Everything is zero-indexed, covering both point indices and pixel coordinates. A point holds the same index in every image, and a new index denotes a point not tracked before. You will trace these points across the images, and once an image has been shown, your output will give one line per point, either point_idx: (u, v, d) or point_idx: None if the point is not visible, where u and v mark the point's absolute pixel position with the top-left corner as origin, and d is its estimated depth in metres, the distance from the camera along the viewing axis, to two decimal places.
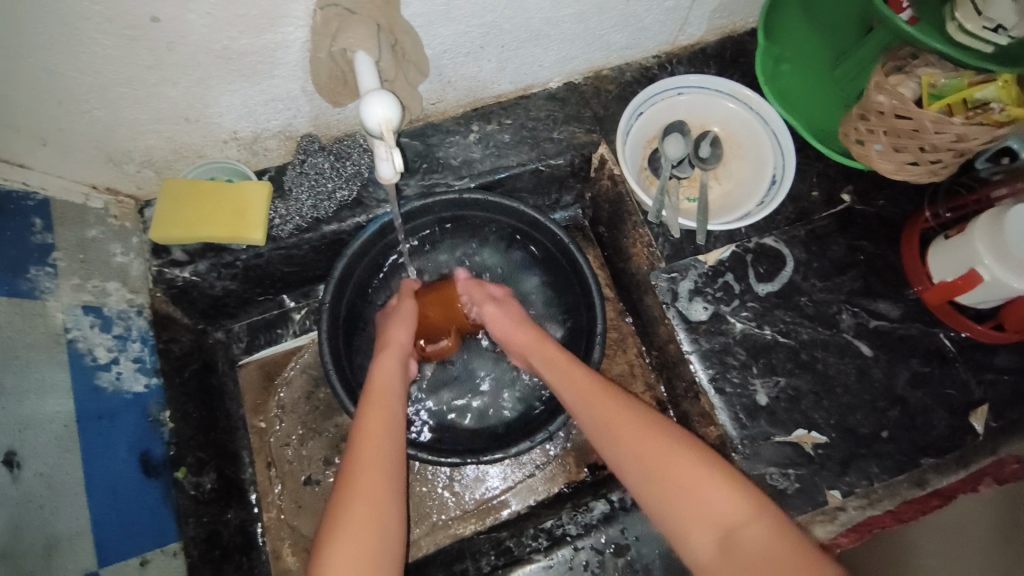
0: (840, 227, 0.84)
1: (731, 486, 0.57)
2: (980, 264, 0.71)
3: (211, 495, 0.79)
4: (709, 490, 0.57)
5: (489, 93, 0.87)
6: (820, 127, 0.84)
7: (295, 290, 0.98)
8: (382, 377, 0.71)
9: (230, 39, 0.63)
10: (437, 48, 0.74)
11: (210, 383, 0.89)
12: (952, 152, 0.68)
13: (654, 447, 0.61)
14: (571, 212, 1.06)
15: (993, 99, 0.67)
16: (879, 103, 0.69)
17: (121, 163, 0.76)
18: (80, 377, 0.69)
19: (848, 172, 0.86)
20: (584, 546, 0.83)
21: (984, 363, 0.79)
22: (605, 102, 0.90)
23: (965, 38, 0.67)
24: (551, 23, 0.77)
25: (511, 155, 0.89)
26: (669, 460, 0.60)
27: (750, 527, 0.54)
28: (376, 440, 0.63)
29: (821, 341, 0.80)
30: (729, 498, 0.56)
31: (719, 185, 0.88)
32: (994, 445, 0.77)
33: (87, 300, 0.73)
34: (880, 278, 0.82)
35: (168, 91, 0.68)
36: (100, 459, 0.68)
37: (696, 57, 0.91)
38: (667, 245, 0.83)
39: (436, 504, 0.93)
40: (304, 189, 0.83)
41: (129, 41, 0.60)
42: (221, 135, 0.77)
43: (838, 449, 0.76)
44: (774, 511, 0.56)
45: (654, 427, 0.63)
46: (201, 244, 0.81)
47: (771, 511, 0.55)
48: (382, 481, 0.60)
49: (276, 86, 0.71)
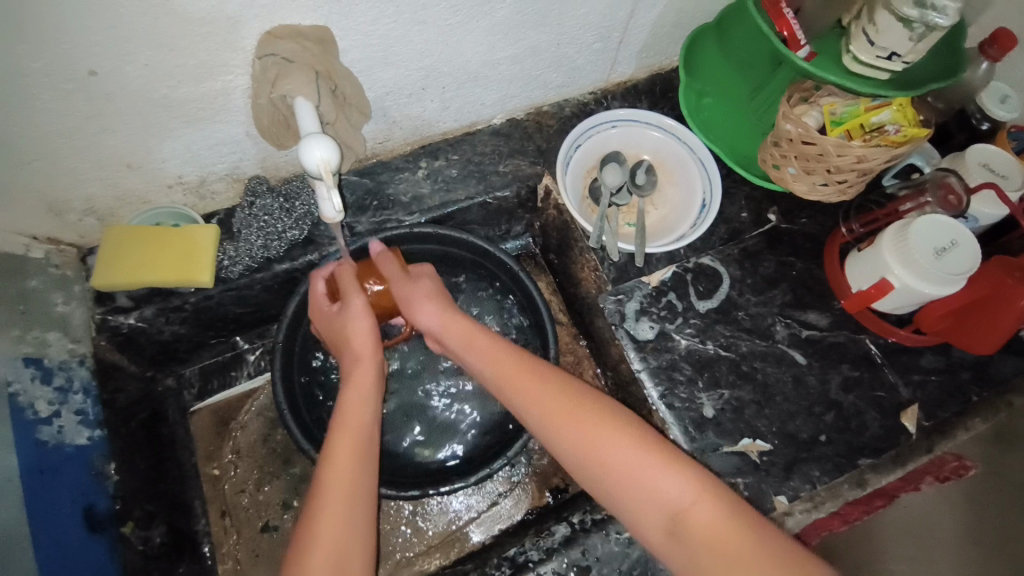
0: (769, 244, 0.90)
1: (685, 475, 0.58)
2: (890, 273, 0.77)
3: (161, 550, 0.77)
4: (665, 482, 0.58)
5: (435, 130, 0.91)
6: (742, 154, 0.91)
7: (249, 331, 0.98)
8: (353, 404, 0.67)
9: (170, 88, 0.65)
10: (378, 91, 0.77)
11: (159, 431, 0.86)
12: (855, 172, 0.75)
13: (621, 452, 0.60)
14: (522, 242, 1.10)
15: (888, 122, 0.74)
16: (787, 131, 0.75)
17: (62, 213, 0.75)
18: (23, 433, 0.68)
19: (772, 194, 0.92)
20: (547, 571, 0.76)
21: (910, 365, 0.85)
22: (547, 136, 0.95)
23: (862, 68, 0.74)
24: (488, 66, 0.81)
25: (458, 189, 0.92)
26: (640, 463, 0.59)
27: (698, 514, 0.56)
28: (345, 484, 0.61)
29: (759, 352, 0.84)
30: (681, 487, 0.58)
31: (655, 211, 0.93)
32: (929, 442, 0.82)
33: (27, 352, 0.71)
34: (809, 290, 0.88)
35: (110, 140, 0.69)
36: (44, 515, 0.66)
37: (629, 92, 0.98)
38: (611, 269, 0.87)
39: (400, 541, 0.92)
40: (253, 232, 0.83)
41: (68, 95, 0.61)
42: (166, 180, 0.78)
43: (781, 456, 0.79)
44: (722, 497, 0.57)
45: (614, 420, 0.62)
46: (147, 290, 0.80)
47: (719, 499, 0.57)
48: (347, 499, 0.60)
49: (220, 131, 0.73)
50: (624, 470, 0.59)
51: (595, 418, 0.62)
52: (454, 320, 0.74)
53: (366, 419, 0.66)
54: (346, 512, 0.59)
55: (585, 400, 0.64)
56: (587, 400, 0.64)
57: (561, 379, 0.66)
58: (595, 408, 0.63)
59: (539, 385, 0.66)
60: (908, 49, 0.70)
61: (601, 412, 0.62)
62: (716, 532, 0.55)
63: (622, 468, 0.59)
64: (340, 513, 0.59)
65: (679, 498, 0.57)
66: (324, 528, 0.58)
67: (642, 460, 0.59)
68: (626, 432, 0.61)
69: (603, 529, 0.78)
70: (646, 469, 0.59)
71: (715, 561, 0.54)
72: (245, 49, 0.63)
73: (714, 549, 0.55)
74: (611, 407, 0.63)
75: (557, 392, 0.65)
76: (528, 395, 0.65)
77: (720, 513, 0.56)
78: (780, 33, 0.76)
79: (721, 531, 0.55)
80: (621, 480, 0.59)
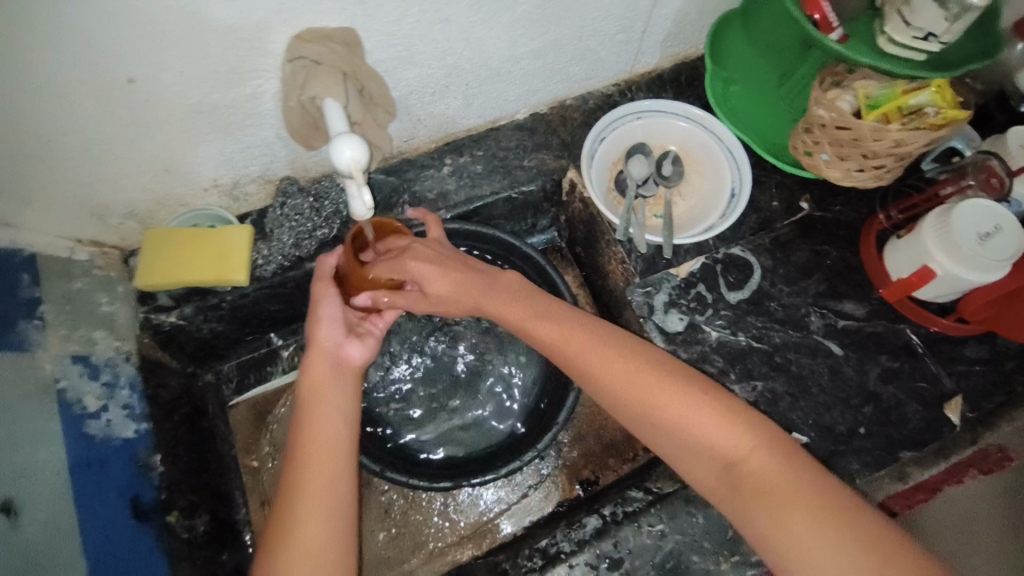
0: (802, 233, 0.87)
1: (740, 429, 0.59)
2: (933, 261, 0.74)
3: (206, 538, 0.79)
4: (717, 436, 0.59)
5: (458, 127, 0.91)
6: (772, 141, 0.89)
7: (283, 328, 1.00)
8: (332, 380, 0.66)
9: (203, 94, 0.67)
10: (403, 90, 0.78)
11: (200, 426, 0.89)
12: (893, 156, 0.72)
13: (662, 406, 0.61)
14: (548, 235, 1.09)
15: (927, 104, 0.72)
16: (819, 116, 0.74)
17: (104, 217, 0.78)
18: (71, 427, 0.71)
19: (804, 181, 0.90)
20: (579, 563, 0.74)
21: (954, 355, 0.82)
22: (572, 129, 0.95)
23: (895, 49, 0.72)
24: (509, 61, 0.81)
25: (484, 184, 0.92)
26: (685, 415, 0.60)
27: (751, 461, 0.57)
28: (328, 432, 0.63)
29: (793, 343, 0.82)
30: (737, 437, 0.59)
31: (683, 201, 0.91)
32: (973, 435, 0.79)
33: (75, 350, 0.74)
34: (844, 279, 0.85)
35: (147, 146, 0.71)
36: (91, 505, 0.69)
37: (654, 82, 0.97)
38: (639, 261, 0.86)
39: (432, 532, 0.93)
40: (285, 231, 0.86)
41: (107, 102, 0.63)
42: (201, 183, 0.80)
43: (818, 448, 0.78)
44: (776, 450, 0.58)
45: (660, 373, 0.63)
46: (186, 289, 0.83)
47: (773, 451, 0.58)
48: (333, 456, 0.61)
49: (252, 135, 0.75)
50: (672, 424, 0.60)
51: (638, 370, 0.63)
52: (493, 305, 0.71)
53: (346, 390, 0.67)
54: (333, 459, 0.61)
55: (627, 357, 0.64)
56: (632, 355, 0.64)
57: (604, 334, 0.67)
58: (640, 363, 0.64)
59: (593, 341, 0.66)
60: (944, 27, 0.67)
61: (646, 366, 0.63)
62: (760, 477, 0.57)
63: (668, 421, 0.60)
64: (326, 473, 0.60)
65: (724, 446, 0.58)
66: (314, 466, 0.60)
67: (688, 410, 0.60)
68: (670, 386, 0.61)
69: (635, 522, 0.76)
70: (693, 420, 0.60)
71: (756, 502, 0.56)
72: (274, 53, 0.64)
73: (753, 489, 0.56)
74: (656, 361, 0.64)
75: (603, 349, 0.65)
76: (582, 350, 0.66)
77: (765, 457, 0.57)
78: (810, 16, 0.74)
79: (767, 477, 0.56)
80: (664, 431, 0.61)
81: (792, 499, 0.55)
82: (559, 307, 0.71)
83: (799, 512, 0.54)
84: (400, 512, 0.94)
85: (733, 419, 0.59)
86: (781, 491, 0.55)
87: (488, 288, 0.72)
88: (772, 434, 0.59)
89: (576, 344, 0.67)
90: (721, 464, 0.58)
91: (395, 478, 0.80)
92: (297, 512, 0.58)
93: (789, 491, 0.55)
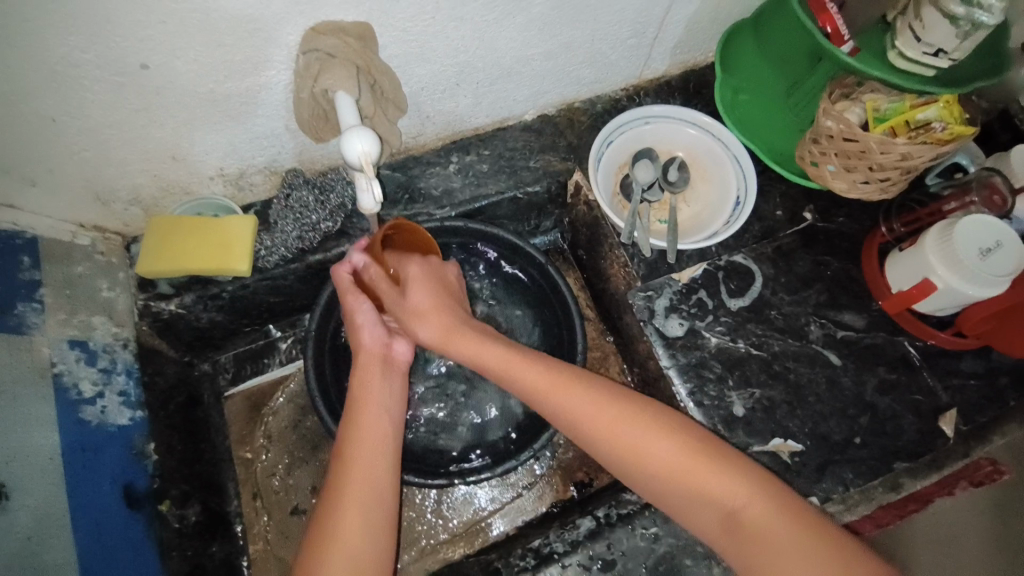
0: (804, 243, 0.88)
1: (734, 474, 0.60)
2: (934, 274, 0.75)
3: (197, 527, 0.79)
4: (712, 484, 0.59)
5: (466, 126, 0.91)
6: (779, 151, 0.90)
7: (282, 320, 1.00)
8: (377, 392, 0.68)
9: (215, 82, 0.66)
10: (414, 86, 0.78)
11: (195, 416, 0.89)
12: (899, 169, 0.73)
13: (655, 454, 0.61)
14: (550, 237, 1.10)
15: (934, 119, 0.73)
16: (827, 127, 0.74)
17: (108, 202, 0.78)
18: (67, 411, 0.70)
19: (807, 192, 0.91)
20: (572, 564, 0.75)
21: (950, 369, 0.83)
22: (579, 132, 0.95)
23: (905, 64, 0.73)
24: (521, 61, 0.81)
25: (489, 183, 0.92)
26: (686, 466, 0.60)
27: (750, 507, 0.58)
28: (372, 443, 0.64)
29: (792, 351, 0.83)
30: (731, 485, 0.59)
31: (688, 208, 0.92)
32: (966, 448, 0.80)
33: (73, 334, 0.74)
34: (844, 290, 0.86)
35: (156, 132, 0.71)
36: (84, 491, 0.68)
37: (661, 89, 0.97)
38: (641, 265, 0.86)
39: (425, 529, 0.93)
40: (289, 223, 0.84)
41: (118, 87, 0.63)
42: (207, 172, 0.80)
43: (813, 457, 0.78)
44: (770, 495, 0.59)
45: (649, 422, 0.63)
46: (187, 277, 0.83)
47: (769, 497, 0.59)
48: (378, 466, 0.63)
49: (261, 125, 0.75)
50: (672, 476, 0.60)
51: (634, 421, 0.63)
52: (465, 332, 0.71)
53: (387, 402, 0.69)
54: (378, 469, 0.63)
55: (616, 406, 0.64)
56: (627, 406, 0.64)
57: (597, 386, 0.66)
58: (634, 415, 0.63)
59: (580, 389, 0.65)
60: (954, 45, 0.68)
61: (642, 418, 0.63)
62: (764, 526, 0.57)
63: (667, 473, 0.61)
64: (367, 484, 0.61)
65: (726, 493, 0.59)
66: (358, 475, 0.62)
67: (688, 461, 0.61)
68: (668, 439, 0.62)
69: (629, 524, 0.76)
70: (695, 470, 0.60)
71: (761, 554, 0.56)
72: (288, 45, 0.64)
73: (756, 538, 0.57)
74: (652, 413, 0.64)
75: (596, 400, 0.64)
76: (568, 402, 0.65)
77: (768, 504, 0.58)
78: (823, 28, 0.75)
79: (772, 526, 0.57)
80: (660, 483, 0.61)
81: (799, 549, 0.55)
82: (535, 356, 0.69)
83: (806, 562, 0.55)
84: None
85: (733, 468, 0.60)
86: (788, 543, 0.56)
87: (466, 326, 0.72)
88: (773, 482, 0.60)
89: (567, 394, 0.65)
90: (722, 512, 0.59)
91: None
92: (343, 520, 0.59)
93: (794, 541, 0.56)
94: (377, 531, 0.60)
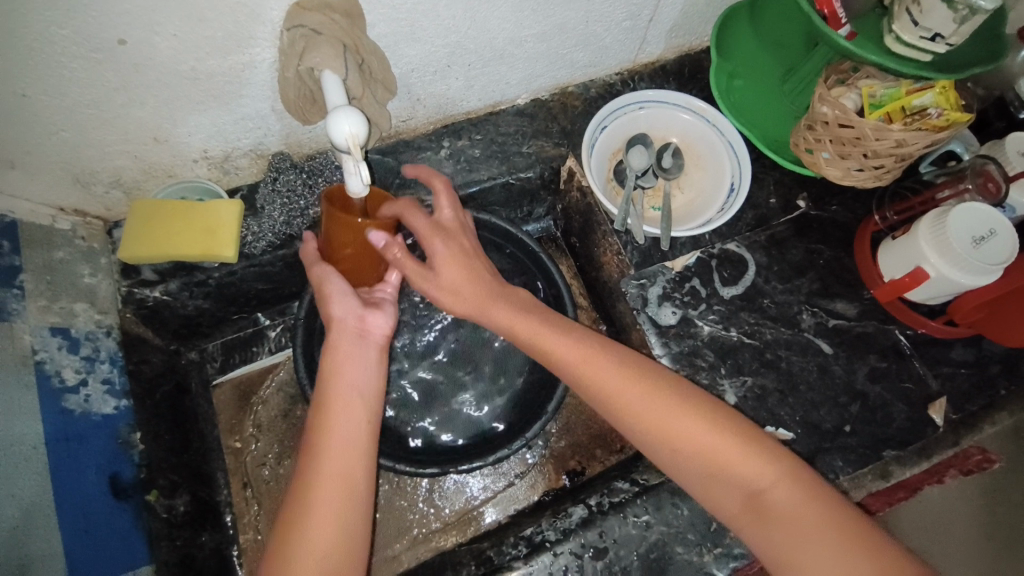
0: (798, 232, 0.88)
1: (764, 455, 0.60)
2: (926, 262, 0.75)
3: (186, 517, 0.78)
4: (741, 464, 0.60)
5: (458, 109, 0.90)
6: (774, 137, 0.89)
7: (270, 308, 0.98)
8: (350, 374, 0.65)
9: (198, 60, 0.64)
10: (403, 68, 0.76)
11: (183, 404, 0.88)
12: (894, 157, 0.72)
13: (687, 432, 0.61)
14: (543, 224, 1.08)
15: (931, 105, 0.71)
16: (823, 114, 0.74)
17: (89, 185, 0.76)
18: (50, 399, 0.68)
19: (802, 180, 0.90)
20: (564, 551, 0.75)
21: (940, 357, 0.83)
22: (572, 117, 0.94)
23: (902, 48, 0.72)
24: (514, 43, 0.80)
25: (481, 169, 0.91)
26: (717, 447, 0.60)
27: (778, 489, 0.58)
28: (340, 431, 0.62)
29: (784, 340, 0.83)
30: (761, 465, 0.60)
31: (682, 194, 0.91)
32: (955, 436, 0.81)
33: (54, 321, 0.72)
34: (837, 279, 0.86)
35: (137, 113, 0.68)
36: (69, 481, 0.67)
37: (656, 74, 0.96)
38: (635, 253, 0.86)
39: (417, 517, 0.93)
40: (276, 207, 0.83)
41: (96, 64, 0.61)
42: (190, 155, 0.78)
43: (804, 444, 0.78)
44: (802, 477, 0.59)
45: (681, 403, 0.63)
46: (172, 263, 0.81)
47: (800, 481, 0.59)
48: (346, 454, 0.61)
49: (246, 106, 0.73)
50: (700, 456, 0.60)
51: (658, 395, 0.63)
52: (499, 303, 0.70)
53: (359, 386, 0.65)
54: (348, 458, 0.61)
55: (648, 386, 0.64)
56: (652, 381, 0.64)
57: (624, 366, 0.65)
58: (663, 394, 0.63)
59: (616, 368, 0.65)
60: (952, 29, 0.67)
61: (670, 397, 0.63)
62: (790, 509, 0.57)
63: (691, 448, 0.61)
64: (342, 484, 0.59)
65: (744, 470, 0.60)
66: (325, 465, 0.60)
67: (713, 437, 0.61)
68: (698, 419, 0.62)
69: (621, 512, 0.76)
70: (723, 451, 0.60)
71: (784, 536, 0.57)
72: (273, 22, 0.62)
73: (782, 522, 0.57)
74: (678, 391, 0.64)
75: (628, 378, 0.64)
76: (601, 381, 0.64)
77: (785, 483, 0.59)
78: (819, 11, 0.73)
79: (793, 510, 0.57)
80: (690, 462, 0.61)
81: (822, 533, 0.56)
82: (572, 330, 0.69)
83: (826, 547, 0.55)
84: (385, 496, 0.93)
85: (758, 448, 0.60)
86: (811, 525, 0.56)
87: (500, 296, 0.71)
88: (798, 465, 0.60)
89: (602, 371, 0.65)
90: (748, 493, 0.59)
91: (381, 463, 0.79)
92: (306, 510, 0.58)
93: (817, 524, 0.56)
94: (349, 523, 0.59)
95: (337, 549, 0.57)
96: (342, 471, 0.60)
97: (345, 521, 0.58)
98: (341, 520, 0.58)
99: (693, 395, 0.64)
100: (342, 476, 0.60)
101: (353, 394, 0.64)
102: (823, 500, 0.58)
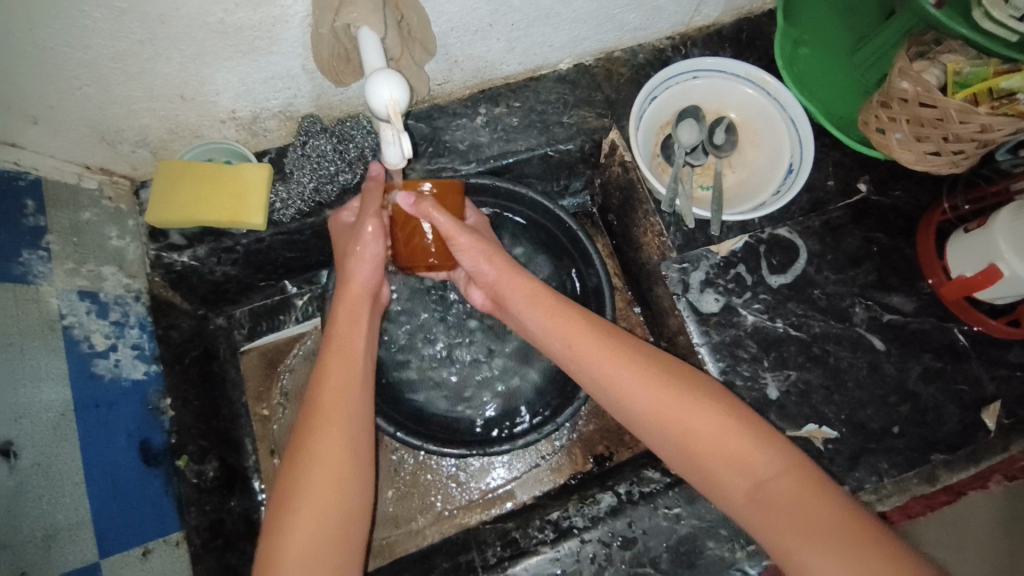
0: (855, 218, 0.82)
1: (769, 444, 0.57)
2: (1001, 259, 0.69)
3: (214, 484, 0.79)
4: (747, 453, 0.56)
5: (497, 74, 0.84)
6: (839, 115, 0.82)
7: (298, 275, 0.96)
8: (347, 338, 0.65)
9: (227, 12, 0.59)
10: (443, 26, 0.71)
11: (210, 369, 0.87)
12: (974, 143, 0.65)
13: (693, 420, 0.58)
14: (580, 199, 1.04)
15: (1020, 89, 0.62)
16: (901, 89, 0.67)
17: (115, 143, 0.73)
18: (78, 364, 0.67)
19: (865, 161, 0.84)
20: (592, 539, 0.73)
21: (997, 359, 0.78)
22: (617, 86, 0.87)
23: (991, 26, 0.63)
24: (562, 1, 0.73)
25: (519, 139, 0.86)
26: (722, 434, 0.57)
27: (783, 480, 0.55)
28: (337, 392, 0.61)
29: (833, 334, 0.78)
30: (765, 454, 0.56)
31: (733, 173, 0.85)
32: (1006, 442, 0.76)
33: (82, 285, 0.70)
34: (895, 271, 0.81)
35: (161, 68, 0.65)
36: (100, 447, 0.67)
37: (711, 39, 0.89)
38: (678, 235, 0.81)
39: (441, 493, 0.93)
40: (306, 172, 0.80)
41: (120, 14, 0.56)
42: (219, 114, 0.74)
43: (847, 444, 0.75)
44: (807, 470, 0.56)
45: (679, 389, 0.60)
46: (199, 228, 0.79)
47: (806, 474, 0.55)
48: (346, 415, 0.60)
49: (277, 63, 0.68)
50: (707, 445, 0.57)
51: (662, 391, 0.60)
52: (519, 278, 0.70)
53: (355, 349, 0.65)
54: (345, 417, 0.60)
55: (648, 373, 0.61)
56: (656, 376, 0.61)
57: (627, 351, 0.64)
58: (668, 382, 0.61)
59: (617, 354, 0.63)
60: None
61: (670, 382, 0.61)
62: (797, 500, 0.53)
63: (705, 445, 0.57)
64: (334, 449, 0.57)
65: (764, 474, 0.55)
66: (322, 425, 0.58)
67: (718, 426, 0.57)
68: (705, 407, 0.58)
69: (651, 503, 0.74)
70: (727, 438, 0.57)
71: (795, 529, 0.52)
72: None
73: (792, 515, 0.53)
74: (675, 377, 0.61)
75: (632, 365, 0.62)
76: (606, 367, 0.63)
77: (803, 490, 0.54)
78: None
79: (799, 501, 0.53)
80: (695, 452, 0.57)
81: (836, 525, 0.51)
82: (582, 316, 0.67)
83: (838, 539, 0.50)
84: (410, 471, 0.93)
85: (761, 436, 0.57)
86: (822, 516, 0.52)
87: (519, 276, 0.70)
88: (800, 457, 0.57)
89: (607, 357, 0.63)
90: (756, 484, 0.55)
91: (408, 441, 0.79)
92: (305, 468, 0.56)
93: (828, 516, 0.52)
94: (346, 483, 0.57)
95: (333, 507, 0.56)
96: (334, 436, 0.58)
97: (343, 480, 0.57)
98: (343, 479, 0.57)
99: (696, 380, 0.61)
100: (342, 432, 0.59)
101: (354, 360, 0.64)
102: (836, 495, 0.54)
